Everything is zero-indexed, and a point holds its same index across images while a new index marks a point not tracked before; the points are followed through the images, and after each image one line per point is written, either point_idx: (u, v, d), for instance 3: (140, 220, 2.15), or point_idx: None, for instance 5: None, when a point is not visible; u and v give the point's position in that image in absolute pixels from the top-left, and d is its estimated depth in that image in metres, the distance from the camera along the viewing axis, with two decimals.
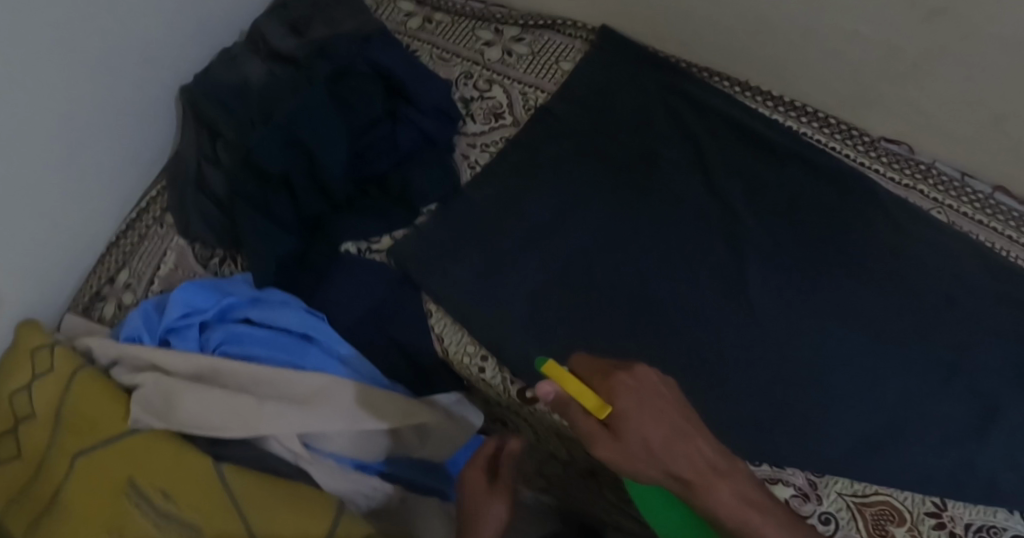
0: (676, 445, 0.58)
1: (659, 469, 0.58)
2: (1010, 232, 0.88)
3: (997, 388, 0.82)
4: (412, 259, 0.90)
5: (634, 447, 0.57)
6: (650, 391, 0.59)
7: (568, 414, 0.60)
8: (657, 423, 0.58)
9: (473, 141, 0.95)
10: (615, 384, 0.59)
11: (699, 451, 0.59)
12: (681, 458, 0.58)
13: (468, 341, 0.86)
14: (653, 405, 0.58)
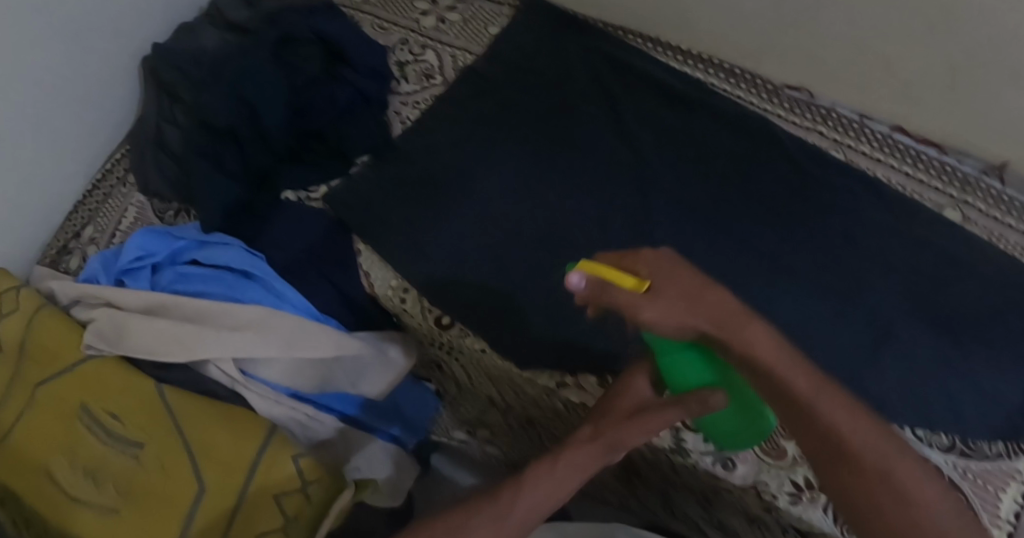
0: (717, 307, 0.62)
1: (700, 322, 0.62)
2: (907, 168, 0.94)
3: (890, 311, 0.86)
4: (344, 203, 0.96)
5: (675, 306, 0.62)
6: (669, 256, 0.65)
7: (607, 295, 0.63)
8: (683, 281, 0.63)
9: (405, 100, 1.02)
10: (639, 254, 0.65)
11: (724, 301, 0.63)
12: (712, 308, 0.62)
13: (391, 276, 0.93)
14: (671, 269, 0.63)
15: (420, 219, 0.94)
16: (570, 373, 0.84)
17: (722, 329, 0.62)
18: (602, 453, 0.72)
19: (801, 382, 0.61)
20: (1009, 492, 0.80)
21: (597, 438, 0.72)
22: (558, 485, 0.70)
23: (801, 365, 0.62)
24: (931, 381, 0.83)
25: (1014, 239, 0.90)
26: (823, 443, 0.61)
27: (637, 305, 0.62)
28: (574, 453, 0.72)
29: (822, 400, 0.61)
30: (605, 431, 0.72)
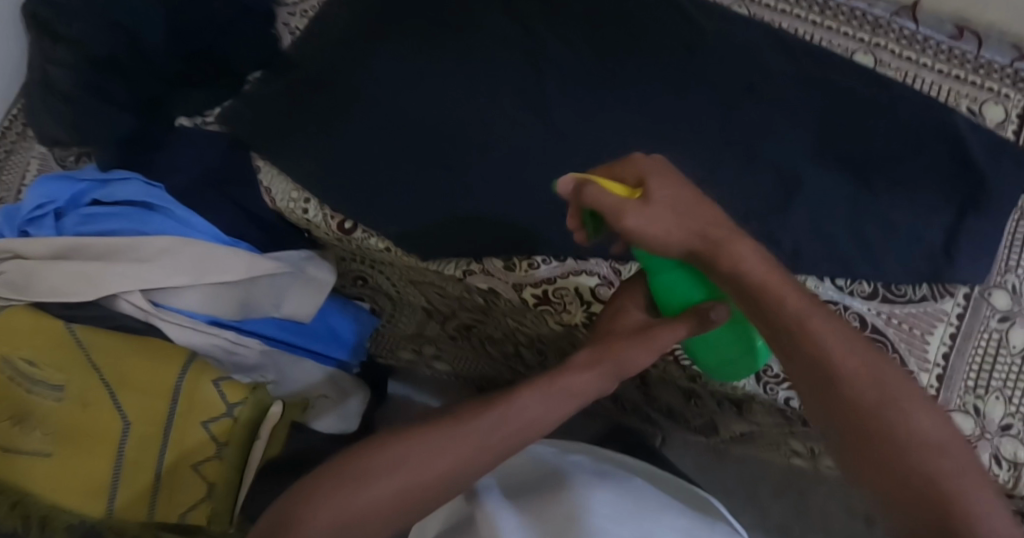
0: (705, 220, 0.61)
1: (689, 233, 0.61)
2: (812, 18, 0.91)
3: (800, 165, 0.84)
4: (240, 120, 0.94)
5: (662, 212, 0.61)
6: (666, 169, 0.63)
7: (590, 195, 0.61)
8: (674, 191, 0.62)
9: (292, 10, 1.00)
10: (626, 164, 0.64)
11: (717, 213, 0.62)
12: (705, 218, 0.61)
13: (292, 188, 0.91)
14: (666, 176, 0.63)
15: (315, 130, 0.91)
16: (476, 259, 0.84)
17: (711, 245, 0.61)
18: (603, 376, 0.67)
19: (807, 318, 0.58)
20: (936, 334, 0.79)
21: (598, 362, 0.68)
22: (551, 406, 0.66)
23: (788, 283, 0.60)
24: (846, 230, 0.82)
25: (928, 78, 0.88)
26: (829, 381, 0.57)
27: (622, 207, 0.61)
28: (574, 377, 0.67)
29: (827, 338, 0.58)
30: (608, 352, 0.68)
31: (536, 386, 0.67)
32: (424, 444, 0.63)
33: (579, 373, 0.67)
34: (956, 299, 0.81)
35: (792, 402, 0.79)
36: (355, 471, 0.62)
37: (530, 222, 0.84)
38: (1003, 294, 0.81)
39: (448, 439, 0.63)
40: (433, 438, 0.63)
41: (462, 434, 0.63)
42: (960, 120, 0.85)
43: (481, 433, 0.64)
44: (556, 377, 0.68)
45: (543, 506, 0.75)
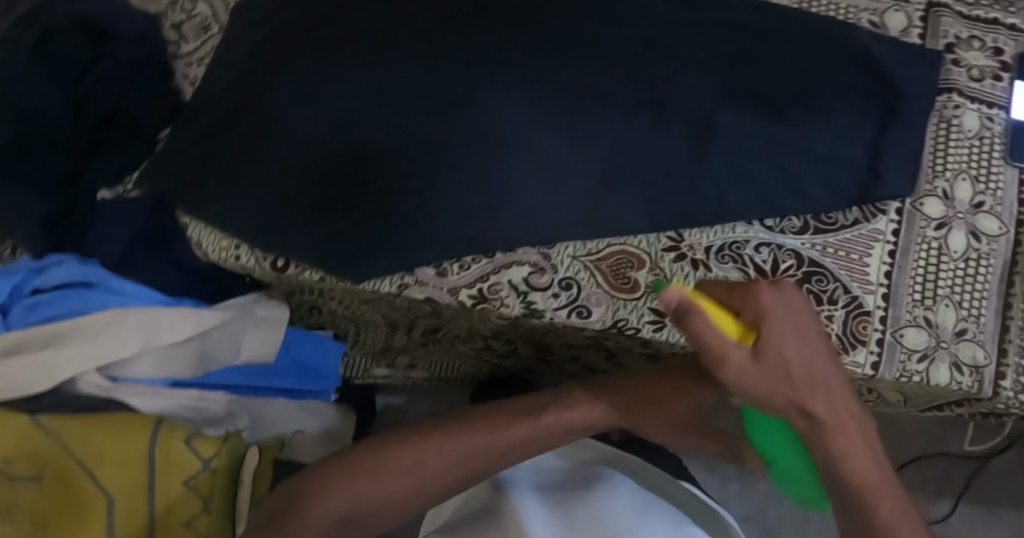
0: (814, 389, 0.63)
1: (789, 401, 0.63)
2: None
3: (714, 111, 0.82)
4: (158, 182, 0.94)
5: (772, 370, 0.62)
6: (792, 320, 0.64)
7: (691, 323, 0.62)
8: (796, 352, 0.63)
9: (189, 60, 1.03)
10: (748, 296, 0.65)
11: (830, 386, 0.64)
12: (812, 392, 0.63)
13: (219, 237, 0.92)
14: (792, 330, 0.64)
15: (231, 178, 0.91)
16: (409, 272, 0.84)
17: (807, 417, 0.63)
18: (606, 417, 0.78)
19: (853, 454, 0.63)
20: (874, 255, 0.79)
21: (609, 407, 0.78)
22: (561, 436, 0.77)
23: (887, 488, 0.63)
24: (770, 169, 0.80)
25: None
26: (844, 497, 0.63)
27: (731, 350, 0.62)
28: (582, 410, 0.77)
29: (862, 468, 0.63)
30: (623, 403, 0.78)
31: (549, 418, 0.77)
32: (454, 448, 0.75)
33: (587, 407, 0.78)
34: (889, 216, 0.80)
35: None
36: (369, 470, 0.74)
37: (454, 224, 0.82)
38: (935, 201, 0.80)
39: (455, 452, 0.75)
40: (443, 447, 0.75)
41: (487, 442, 0.75)
42: (864, 34, 0.83)
43: (483, 447, 0.75)
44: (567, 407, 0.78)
45: (565, 508, 0.79)
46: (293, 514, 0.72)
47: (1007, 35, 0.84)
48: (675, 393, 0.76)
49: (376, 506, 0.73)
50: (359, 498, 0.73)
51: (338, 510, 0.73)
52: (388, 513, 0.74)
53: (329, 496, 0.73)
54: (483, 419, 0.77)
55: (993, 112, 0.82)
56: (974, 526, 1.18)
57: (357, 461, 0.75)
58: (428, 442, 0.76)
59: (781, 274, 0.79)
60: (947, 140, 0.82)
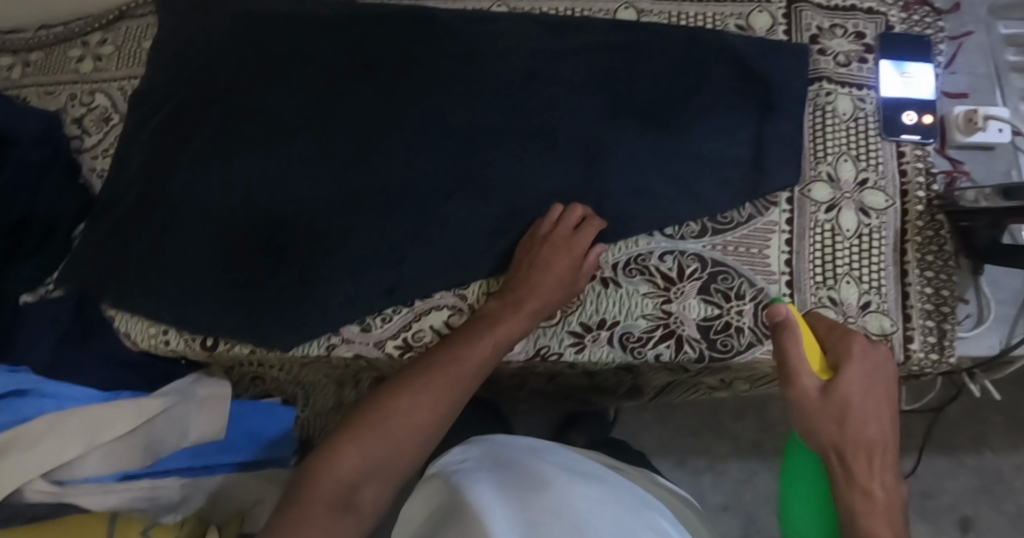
0: (860, 449, 0.66)
1: (835, 438, 0.66)
2: None
3: (602, 132, 0.86)
4: (80, 281, 0.95)
5: (832, 410, 0.66)
6: (876, 386, 0.68)
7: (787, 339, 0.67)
8: (859, 389, 0.67)
9: (94, 153, 1.02)
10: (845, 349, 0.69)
11: (877, 432, 0.66)
12: (857, 434, 0.66)
13: (146, 324, 0.92)
14: (864, 371, 0.68)
15: (151, 265, 0.93)
16: (334, 332, 0.85)
17: (840, 456, 0.66)
18: (531, 311, 0.78)
19: (875, 517, 0.64)
20: (773, 246, 0.82)
21: (530, 307, 0.78)
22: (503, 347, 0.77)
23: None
24: (663, 179, 0.84)
25: (692, 10, 0.90)
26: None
27: (804, 374, 0.67)
28: (507, 323, 0.77)
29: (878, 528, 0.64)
30: (536, 290, 0.78)
31: (491, 336, 0.76)
32: (430, 387, 0.73)
33: (512, 319, 0.78)
34: (781, 207, 0.84)
35: (663, 356, 0.81)
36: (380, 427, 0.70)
37: (372, 278, 0.84)
38: (821, 185, 0.84)
39: (433, 399, 0.72)
40: (413, 391, 0.72)
41: (456, 374, 0.74)
42: (735, 38, 0.87)
43: (453, 378, 0.74)
44: (494, 322, 0.77)
45: (523, 500, 0.77)
46: (312, 486, 0.67)
47: (866, 19, 0.88)
48: (566, 259, 0.79)
49: (377, 463, 0.69)
50: (373, 456, 0.69)
51: (360, 475, 0.68)
52: (386, 471, 0.69)
53: (347, 458, 0.68)
54: (444, 348, 0.76)
55: (864, 93, 0.87)
56: (939, 473, 1.22)
57: (370, 415, 0.71)
58: (420, 391, 0.72)
59: (688, 278, 0.82)
60: (825, 126, 0.86)
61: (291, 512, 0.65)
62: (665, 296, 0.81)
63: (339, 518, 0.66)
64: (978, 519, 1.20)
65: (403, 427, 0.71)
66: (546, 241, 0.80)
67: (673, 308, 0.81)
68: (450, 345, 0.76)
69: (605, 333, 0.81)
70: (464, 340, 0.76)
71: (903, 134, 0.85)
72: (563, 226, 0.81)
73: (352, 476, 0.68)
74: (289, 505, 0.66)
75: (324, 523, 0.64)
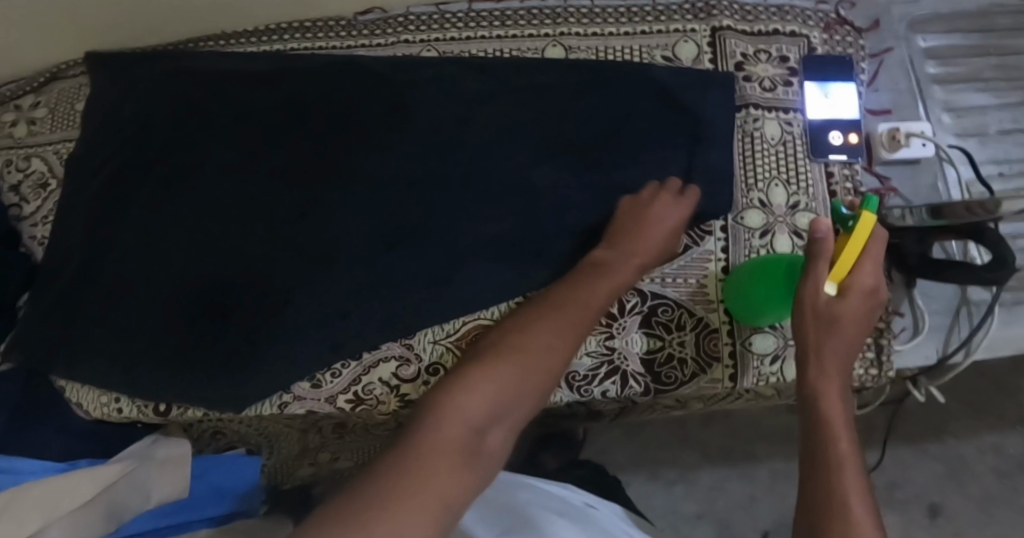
0: (824, 360, 0.70)
1: (815, 342, 0.70)
2: (498, 32, 0.92)
3: (537, 174, 0.87)
4: (28, 354, 0.94)
5: (823, 319, 0.70)
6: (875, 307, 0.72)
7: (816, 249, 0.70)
8: (852, 314, 0.70)
9: (33, 219, 1.00)
10: (857, 273, 0.70)
11: (846, 348, 0.70)
12: (830, 351, 0.70)
13: (98, 394, 0.94)
14: (865, 299, 0.70)
15: (98, 333, 0.92)
16: (285, 390, 0.86)
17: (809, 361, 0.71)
18: (635, 271, 0.80)
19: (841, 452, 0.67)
20: (710, 274, 0.84)
21: (637, 265, 0.80)
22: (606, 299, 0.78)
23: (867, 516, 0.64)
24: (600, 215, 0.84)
25: (618, 44, 0.91)
26: (821, 493, 0.66)
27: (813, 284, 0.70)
28: (624, 271, 0.79)
29: (847, 476, 0.66)
30: (640, 249, 0.80)
31: (593, 294, 0.78)
32: (548, 329, 0.76)
33: (625, 269, 0.80)
34: (715, 235, 0.85)
35: (609, 393, 0.82)
36: (484, 380, 0.72)
37: (321, 332, 0.85)
38: (754, 211, 0.86)
39: (560, 334, 0.76)
40: (532, 319, 0.78)
41: (573, 316, 0.77)
42: (661, 70, 0.88)
43: (572, 324, 0.77)
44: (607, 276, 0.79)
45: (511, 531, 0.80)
46: (432, 433, 0.67)
47: (789, 42, 0.90)
48: (670, 223, 0.82)
49: (516, 391, 0.72)
50: (505, 392, 0.72)
51: (481, 424, 0.69)
52: (514, 411, 0.72)
53: (467, 398, 0.70)
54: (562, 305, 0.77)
55: (791, 116, 0.88)
56: (904, 463, 1.24)
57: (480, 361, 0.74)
58: (552, 324, 0.77)
59: (629, 313, 0.83)
60: (754, 152, 0.87)
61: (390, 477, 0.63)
62: (607, 332, 0.83)
63: (474, 461, 0.67)
64: (946, 506, 1.22)
65: (533, 370, 0.74)
66: (660, 213, 0.82)
67: (616, 343, 0.82)
68: (556, 301, 0.78)
69: None
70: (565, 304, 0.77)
71: (830, 154, 0.87)
72: (664, 204, 0.82)
73: (473, 416, 0.69)
74: (383, 477, 0.63)
75: (444, 467, 0.65)
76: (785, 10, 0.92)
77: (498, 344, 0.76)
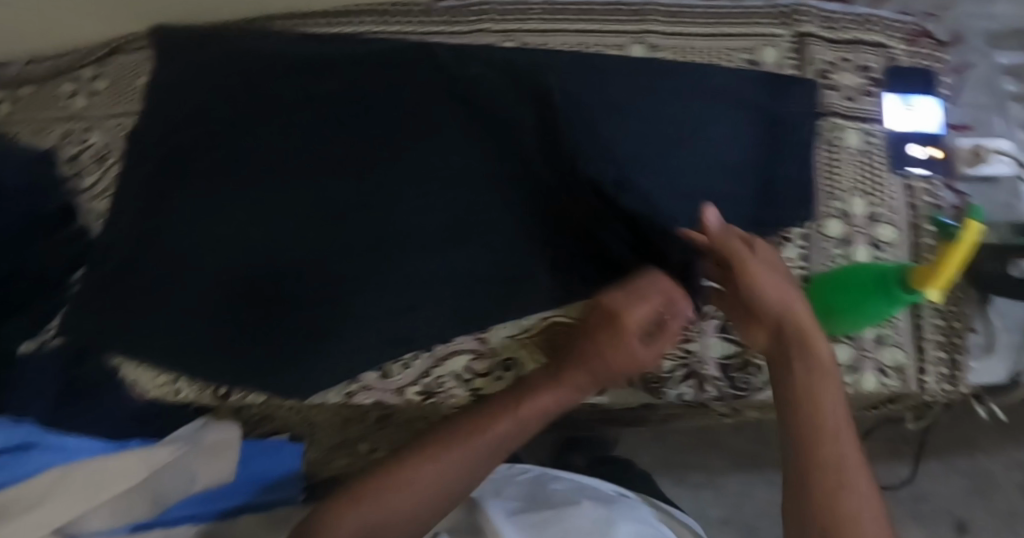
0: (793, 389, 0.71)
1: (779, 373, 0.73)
2: (580, 26, 0.91)
3: None
4: (81, 331, 0.93)
5: (771, 346, 0.74)
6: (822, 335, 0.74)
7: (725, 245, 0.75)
8: (785, 322, 0.73)
9: (92, 193, 0.98)
10: (751, 273, 0.74)
11: (813, 357, 0.71)
12: (786, 355, 0.72)
13: (154, 372, 0.93)
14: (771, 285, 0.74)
15: (159, 313, 0.91)
16: (353, 379, 0.86)
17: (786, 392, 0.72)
18: (572, 401, 0.81)
19: (825, 461, 0.67)
20: None
21: (581, 387, 0.81)
22: (526, 429, 0.79)
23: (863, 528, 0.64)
24: (681, 216, 0.83)
25: (700, 45, 0.90)
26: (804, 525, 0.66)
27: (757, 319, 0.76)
28: (544, 396, 0.80)
29: (847, 507, 0.65)
30: (592, 373, 0.80)
31: (516, 415, 0.79)
32: (459, 457, 0.78)
33: (550, 393, 0.80)
34: (794, 242, 0.85)
35: (684, 396, 0.82)
36: (416, 484, 0.76)
37: (389, 319, 0.85)
38: (833, 221, 0.85)
39: (469, 461, 0.77)
40: (449, 449, 0.78)
41: (486, 445, 0.78)
42: (744, 74, 0.87)
43: (481, 450, 0.78)
44: (555, 385, 0.80)
45: (545, 522, 0.84)
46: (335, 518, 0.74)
47: (872, 52, 0.90)
48: (608, 340, 0.79)
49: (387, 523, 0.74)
50: (384, 516, 0.74)
51: (405, 522, 0.75)
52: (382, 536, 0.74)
53: (368, 510, 0.74)
54: (486, 428, 0.78)
55: (872, 128, 0.88)
56: (935, 480, 1.25)
57: (389, 481, 0.76)
58: (472, 449, 0.78)
59: (707, 317, 0.83)
60: (836, 162, 0.87)
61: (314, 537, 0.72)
62: (684, 334, 0.82)
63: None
64: (974, 523, 1.23)
65: (434, 490, 0.76)
66: (626, 313, 0.78)
67: (693, 346, 0.82)
68: (475, 420, 0.79)
69: (628, 374, 0.82)
70: (480, 421, 0.79)
71: (909, 167, 0.87)
72: (641, 305, 0.78)
73: (373, 512, 0.74)
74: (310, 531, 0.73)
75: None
76: (869, 19, 0.90)
77: (403, 459, 0.78)
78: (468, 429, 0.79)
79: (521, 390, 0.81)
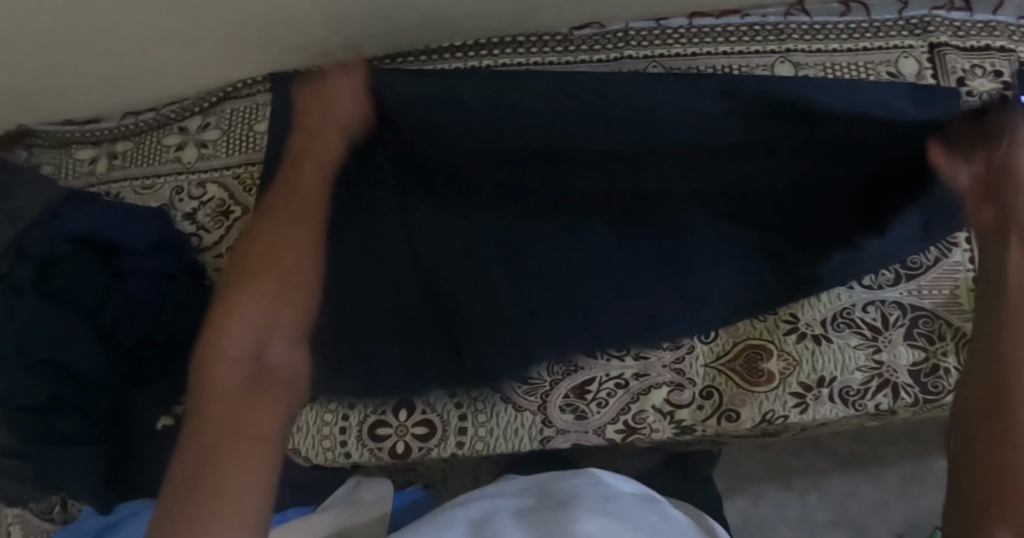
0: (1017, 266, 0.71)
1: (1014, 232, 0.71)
2: (724, 49, 0.91)
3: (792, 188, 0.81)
4: None
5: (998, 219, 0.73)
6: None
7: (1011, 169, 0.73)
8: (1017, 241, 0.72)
9: (217, 250, 0.92)
10: None
11: None
12: None
13: (320, 437, 0.85)
14: None
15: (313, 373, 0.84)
16: (547, 424, 0.83)
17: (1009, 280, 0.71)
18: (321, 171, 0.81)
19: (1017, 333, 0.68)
20: (962, 286, 0.83)
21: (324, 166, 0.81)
22: (309, 192, 0.80)
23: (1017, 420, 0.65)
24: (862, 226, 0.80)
25: (843, 60, 0.91)
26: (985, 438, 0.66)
27: None
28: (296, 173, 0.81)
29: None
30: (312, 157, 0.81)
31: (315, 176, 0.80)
32: (282, 231, 0.78)
33: (303, 167, 0.81)
34: (961, 247, 0.84)
35: (882, 406, 0.82)
36: (272, 261, 0.76)
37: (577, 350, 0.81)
38: None
39: (298, 230, 0.78)
40: (283, 234, 0.78)
41: (305, 226, 0.78)
42: (896, 83, 0.87)
43: (311, 216, 0.79)
44: (304, 161, 0.81)
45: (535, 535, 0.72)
46: (215, 378, 0.69)
47: (1002, 57, 0.91)
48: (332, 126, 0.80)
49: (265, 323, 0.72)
50: (257, 323, 0.72)
51: (292, 372, 0.72)
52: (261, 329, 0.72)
53: (234, 336, 0.71)
54: (288, 214, 0.79)
55: None
56: None
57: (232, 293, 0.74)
58: (282, 228, 0.78)
59: (892, 327, 0.83)
60: None
61: (192, 443, 0.65)
62: (874, 345, 0.82)
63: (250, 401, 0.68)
64: None
65: (292, 289, 0.75)
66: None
67: (884, 357, 0.82)
68: (284, 195, 0.80)
69: (826, 390, 0.82)
70: (279, 202, 0.79)
71: None
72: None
73: (254, 347, 0.71)
74: (187, 446, 0.65)
75: (241, 424, 0.66)
76: (993, 26, 0.93)
77: (244, 277, 0.75)
78: (290, 201, 0.80)
79: (301, 153, 0.81)
